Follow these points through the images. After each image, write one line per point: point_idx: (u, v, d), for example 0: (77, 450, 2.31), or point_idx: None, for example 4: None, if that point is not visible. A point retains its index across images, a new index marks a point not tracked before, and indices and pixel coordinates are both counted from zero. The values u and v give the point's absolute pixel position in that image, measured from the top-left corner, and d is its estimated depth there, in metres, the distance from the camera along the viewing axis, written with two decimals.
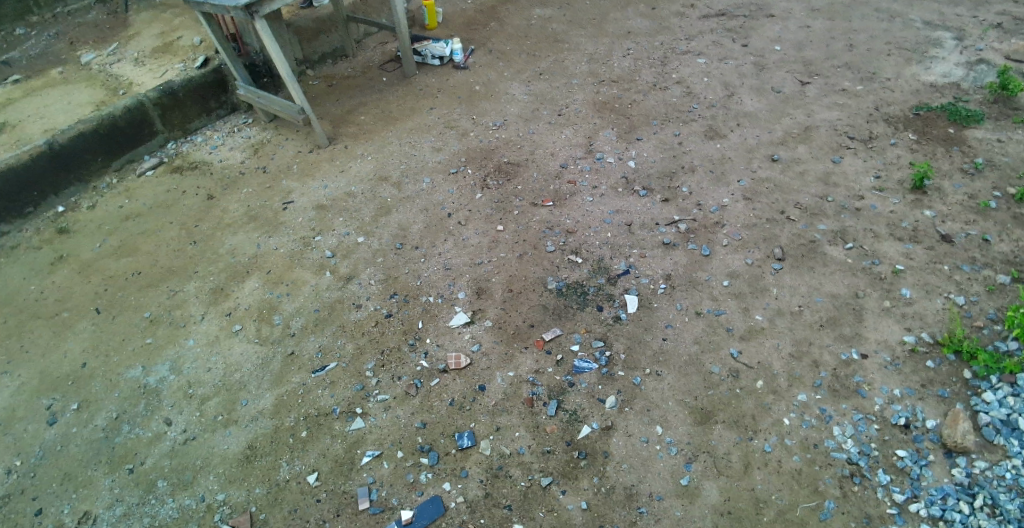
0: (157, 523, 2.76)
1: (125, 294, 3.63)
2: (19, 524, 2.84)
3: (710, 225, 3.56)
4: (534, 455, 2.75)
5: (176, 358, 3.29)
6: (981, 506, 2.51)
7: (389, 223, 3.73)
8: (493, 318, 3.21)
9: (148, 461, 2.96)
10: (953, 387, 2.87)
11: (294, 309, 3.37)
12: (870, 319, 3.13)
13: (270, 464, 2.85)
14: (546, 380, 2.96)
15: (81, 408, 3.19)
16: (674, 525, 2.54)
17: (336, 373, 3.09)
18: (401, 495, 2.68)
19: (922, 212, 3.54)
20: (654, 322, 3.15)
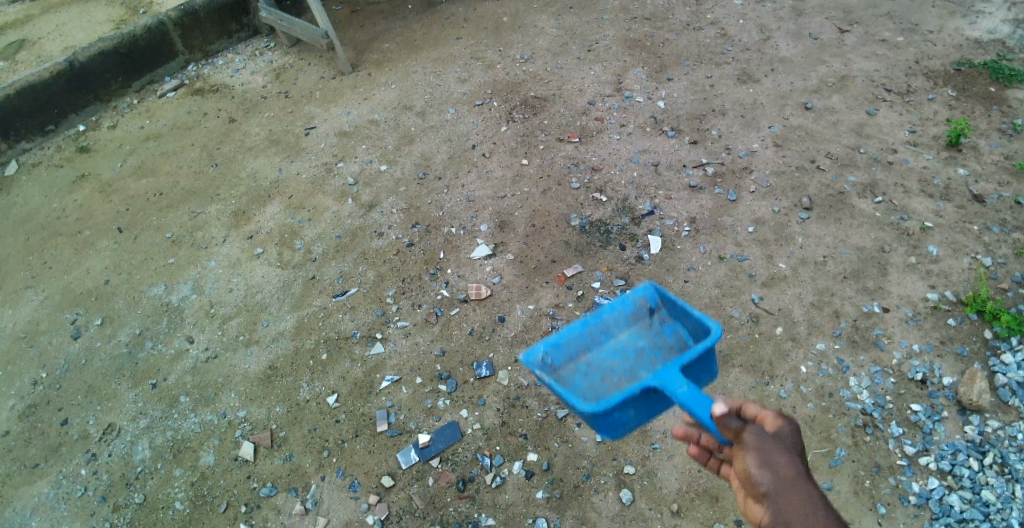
0: (180, 436, 2.84)
1: (146, 215, 3.64)
2: (47, 433, 2.93)
3: (738, 170, 3.49)
4: (551, 388, 2.77)
5: (198, 278, 3.32)
6: (990, 464, 2.52)
7: (412, 152, 3.68)
8: (515, 252, 3.19)
9: (171, 377, 3.02)
10: (972, 346, 2.85)
11: (315, 235, 3.37)
12: (895, 273, 3.09)
13: (290, 384, 2.90)
14: (566, 315, 2.96)
15: (104, 323, 3.24)
16: (686, 463, 2.57)
17: (357, 298, 3.11)
18: (419, 420, 2.74)
19: (955, 170, 3.45)
20: (677, 264, 3.13)
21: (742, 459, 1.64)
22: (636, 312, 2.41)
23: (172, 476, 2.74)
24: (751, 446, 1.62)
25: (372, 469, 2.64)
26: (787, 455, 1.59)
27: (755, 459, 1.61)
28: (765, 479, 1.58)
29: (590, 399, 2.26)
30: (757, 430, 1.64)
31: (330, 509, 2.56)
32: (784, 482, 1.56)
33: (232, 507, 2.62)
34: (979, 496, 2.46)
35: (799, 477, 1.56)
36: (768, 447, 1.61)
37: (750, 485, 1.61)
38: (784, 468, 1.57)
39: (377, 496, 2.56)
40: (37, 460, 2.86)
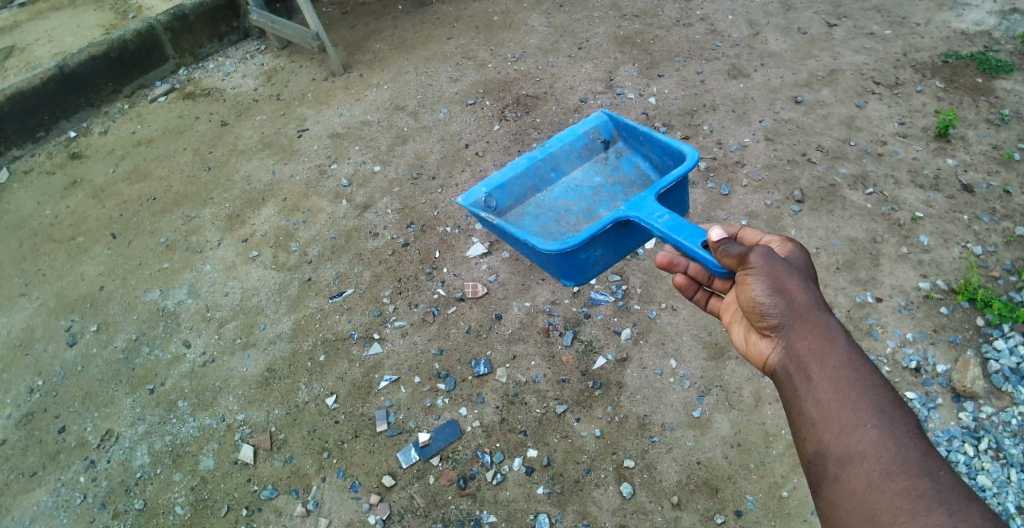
0: (179, 441, 2.84)
1: (140, 219, 3.63)
2: (45, 440, 2.93)
3: (730, 164, 3.52)
4: (549, 384, 2.79)
5: (194, 282, 3.32)
6: (985, 449, 2.58)
7: (405, 152, 3.69)
8: (510, 250, 3.21)
9: (168, 382, 3.02)
10: (965, 333, 2.89)
11: (310, 236, 3.37)
12: (887, 264, 3.12)
13: (289, 386, 2.91)
14: (562, 311, 2.99)
15: (100, 329, 3.24)
16: (685, 455, 2.59)
17: (353, 299, 3.11)
18: (418, 418, 2.75)
19: (944, 160, 3.48)
20: None
21: (747, 286, 1.79)
22: (587, 148, 2.84)
23: (172, 481, 2.74)
24: (756, 270, 1.76)
25: (372, 469, 2.65)
26: (790, 274, 1.74)
27: (760, 282, 1.76)
28: (774, 304, 1.74)
29: (544, 234, 2.67)
30: (762, 253, 1.77)
31: (331, 509, 2.57)
32: (792, 306, 1.72)
33: (233, 510, 2.63)
34: (975, 481, 2.52)
35: (804, 298, 1.72)
36: (771, 270, 1.75)
37: (759, 310, 1.77)
38: (790, 292, 1.73)
39: (378, 496, 2.57)
40: (35, 467, 2.85)
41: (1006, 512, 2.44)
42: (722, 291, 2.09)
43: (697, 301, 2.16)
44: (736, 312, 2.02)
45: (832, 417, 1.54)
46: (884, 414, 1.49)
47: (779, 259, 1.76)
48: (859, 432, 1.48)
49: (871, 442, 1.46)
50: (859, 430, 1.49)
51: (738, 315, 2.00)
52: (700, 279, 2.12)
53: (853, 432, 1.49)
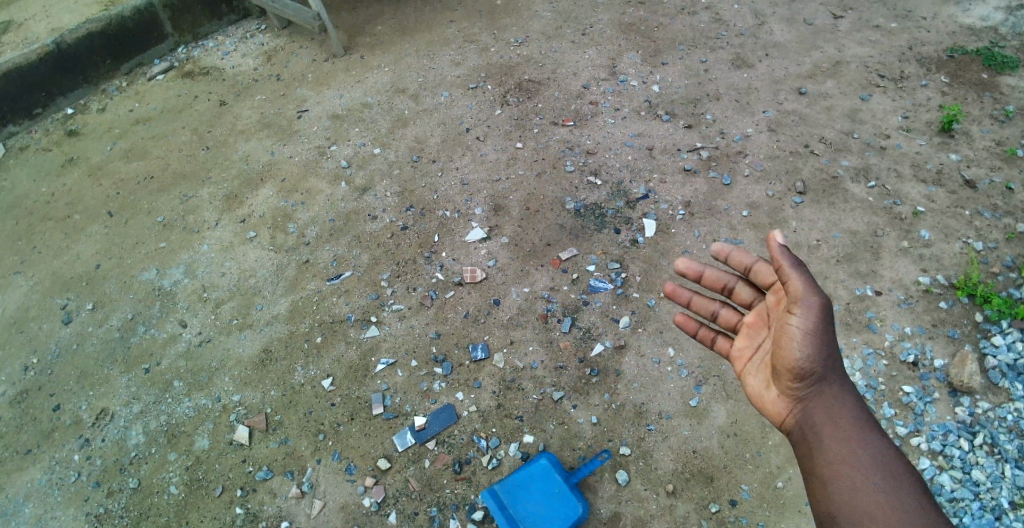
0: (175, 421, 2.85)
1: (136, 198, 3.59)
2: (39, 419, 2.92)
3: (732, 154, 3.49)
4: (547, 370, 2.79)
5: (190, 262, 3.29)
6: (980, 444, 2.62)
7: (405, 135, 3.66)
8: (510, 235, 3.19)
9: (164, 362, 3.02)
10: (963, 328, 2.91)
11: (308, 218, 3.35)
12: (887, 257, 3.11)
13: (284, 368, 2.91)
14: (561, 298, 2.97)
15: (95, 308, 3.22)
16: (681, 443, 2.61)
17: (351, 282, 3.10)
18: (414, 402, 2.75)
19: (947, 155, 3.47)
20: (671, 247, 3.11)
21: (791, 337, 1.90)
22: None
23: (166, 460, 2.76)
24: (810, 318, 1.87)
25: (368, 452, 2.67)
26: (832, 336, 1.89)
27: (806, 334, 1.89)
28: (813, 363, 1.89)
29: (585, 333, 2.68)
30: (821, 303, 1.86)
31: (326, 492, 2.61)
32: (825, 370, 1.90)
33: (227, 490, 2.66)
34: (969, 476, 2.56)
35: (836, 366, 1.91)
36: (823, 322, 1.87)
37: (795, 365, 1.90)
38: (829, 355, 1.89)
39: (373, 479, 2.61)
40: (29, 446, 2.85)
41: (999, 507, 2.48)
42: (725, 327, 2.23)
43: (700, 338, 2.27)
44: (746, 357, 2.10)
45: (849, 480, 1.79)
46: (891, 479, 1.77)
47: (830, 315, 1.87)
48: (872, 496, 1.75)
49: (881, 504, 1.73)
50: (870, 492, 1.75)
51: (749, 361, 2.09)
52: (704, 313, 2.26)
53: (866, 494, 1.76)
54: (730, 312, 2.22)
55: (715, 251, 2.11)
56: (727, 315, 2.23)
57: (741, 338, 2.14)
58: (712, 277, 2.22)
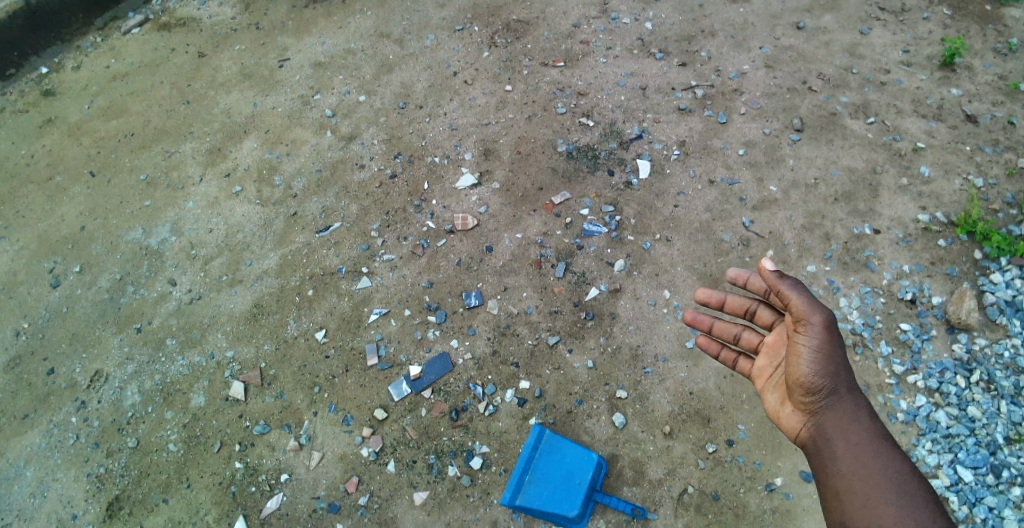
0: (169, 379, 2.84)
1: (117, 156, 3.49)
2: (33, 383, 2.89)
3: (728, 92, 3.39)
4: (542, 315, 2.78)
5: (176, 219, 3.23)
6: (977, 381, 2.62)
7: (391, 81, 3.55)
8: (501, 181, 3.12)
9: (155, 321, 2.98)
10: (962, 266, 2.89)
11: (295, 169, 3.27)
12: (886, 195, 3.06)
13: (277, 322, 2.88)
14: (554, 243, 2.93)
15: (83, 270, 3.16)
16: (678, 385, 2.65)
17: (340, 233, 3.04)
18: (409, 352, 2.75)
19: (948, 91, 3.38)
20: (666, 189, 3.06)
21: (799, 355, 1.98)
22: None
23: (164, 419, 2.76)
24: (815, 336, 1.95)
25: (365, 403, 2.70)
26: (840, 353, 1.94)
27: (814, 352, 1.95)
28: (823, 379, 1.94)
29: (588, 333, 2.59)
30: (824, 320, 1.94)
31: (325, 443, 2.66)
32: (836, 386, 1.94)
33: (226, 446, 2.68)
34: (965, 413, 2.57)
35: (848, 382, 1.95)
36: (828, 340, 1.94)
37: (805, 381, 1.97)
38: (838, 371, 1.94)
39: (371, 429, 2.65)
40: (26, 411, 2.84)
41: (994, 442, 2.50)
42: (748, 349, 2.29)
43: (724, 360, 2.33)
44: (767, 377, 2.17)
45: (860, 491, 1.82)
46: (903, 491, 1.78)
47: (837, 333, 1.95)
48: (882, 507, 1.76)
49: (891, 515, 1.75)
50: (881, 503, 1.77)
51: (769, 380, 2.16)
52: (726, 335, 2.32)
53: (878, 504, 1.77)
54: (752, 333, 2.28)
55: (732, 278, 2.17)
56: (750, 336, 2.28)
57: (761, 358, 2.20)
58: (733, 302, 2.28)
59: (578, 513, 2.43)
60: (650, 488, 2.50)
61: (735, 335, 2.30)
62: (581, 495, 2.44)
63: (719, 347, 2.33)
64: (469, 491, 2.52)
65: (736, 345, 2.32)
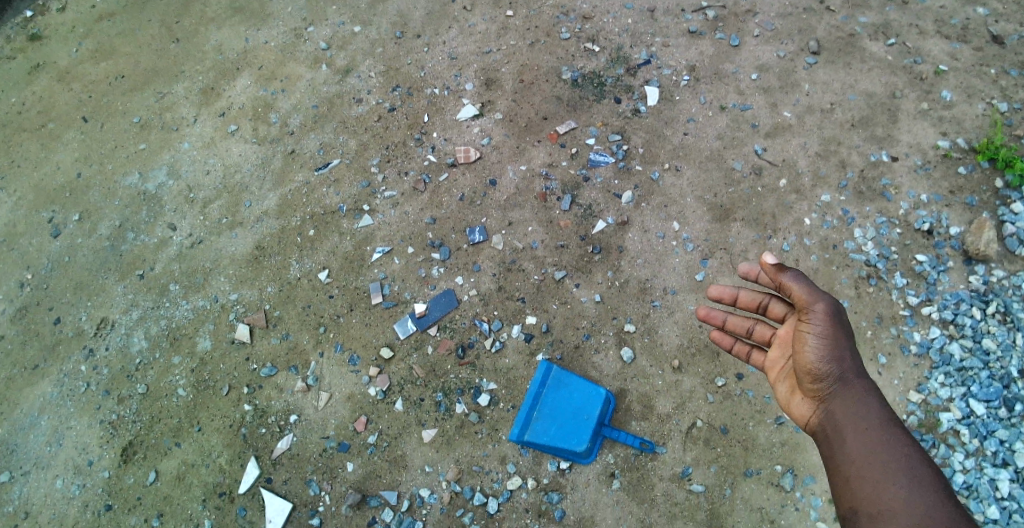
0: (175, 324, 2.81)
1: (110, 100, 3.38)
2: (41, 333, 2.88)
3: (742, 13, 3.20)
4: (548, 250, 2.73)
5: (173, 162, 3.15)
6: (993, 313, 2.57)
7: (387, 10, 3.39)
8: (503, 111, 3.01)
9: (157, 267, 2.94)
10: (982, 195, 2.78)
11: (290, 106, 3.17)
12: (905, 121, 2.93)
13: (279, 264, 2.84)
14: (560, 175, 2.86)
15: (82, 219, 3.11)
16: (687, 319, 2.61)
17: (340, 170, 2.97)
18: (414, 290, 2.72)
19: (974, 10, 3.20)
20: (675, 116, 2.95)
21: (805, 341, 1.92)
22: None
23: (171, 364, 2.74)
24: (819, 322, 1.90)
25: (370, 342, 2.67)
26: (847, 339, 1.88)
27: (820, 336, 1.89)
28: (829, 364, 1.87)
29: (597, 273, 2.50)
30: (827, 307, 1.89)
31: (332, 384, 2.64)
32: (844, 371, 1.85)
33: (235, 389, 2.68)
34: (979, 345, 2.53)
35: (856, 368, 1.86)
36: (833, 324, 1.88)
37: (812, 367, 1.89)
38: (845, 356, 1.86)
39: (377, 369, 2.62)
40: (36, 360, 2.84)
41: (1008, 375, 2.47)
42: (761, 343, 2.20)
43: (737, 354, 2.24)
44: (779, 368, 2.08)
45: (869, 477, 1.71)
46: (914, 476, 1.67)
47: (842, 318, 1.89)
48: (892, 491, 1.66)
49: (902, 500, 1.64)
50: (891, 489, 1.67)
51: (780, 372, 2.07)
52: (738, 329, 2.23)
53: (887, 489, 1.67)
54: (764, 327, 2.18)
55: (742, 272, 2.17)
56: (762, 330, 2.18)
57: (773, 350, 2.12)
58: (745, 298, 2.19)
59: (587, 448, 2.43)
60: (659, 422, 2.49)
61: (747, 328, 2.22)
62: (589, 430, 2.44)
63: (732, 340, 2.25)
64: (478, 427, 2.52)
65: (749, 340, 2.24)
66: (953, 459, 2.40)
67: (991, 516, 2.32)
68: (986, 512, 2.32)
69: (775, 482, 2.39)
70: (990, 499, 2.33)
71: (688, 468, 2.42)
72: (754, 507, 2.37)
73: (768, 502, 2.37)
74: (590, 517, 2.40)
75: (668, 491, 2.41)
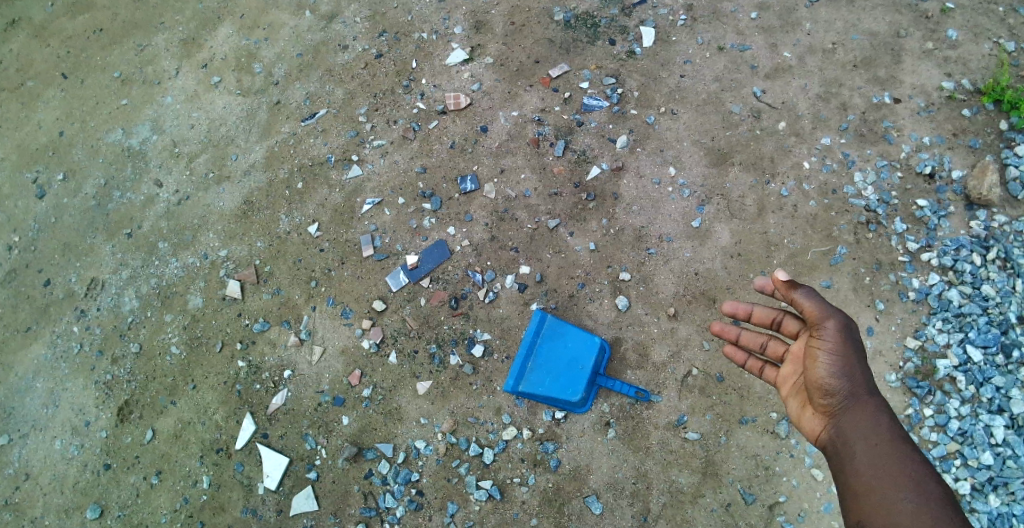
0: (166, 283, 2.77)
1: (89, 55, 3.27)
2: (32, 296, 2.84)
3: None
4: (541, 198, 2.68)
5: (156, 118, 3.07)
6: (993, 259, 2.53)
7: None
8: (494, 55, 2.92)
9: (145, 225, 2.88)
10: (986, 138, 2.71)
11: (274, 55, 3.07)
12: (909, 61, 2.84)
13: (268, 218, 2.78)
14: (552, 120, 2.79)
15: (67, 178, 3.03)
16: (683, 266, 2.57)
17: (327, 120, 2.89)
18: (405, 241, 2.68)
19: None
20: (672, 58, 2.86)
21: (816, 357, 1.85)
22: None
23: (164, 322, 2.71)
24: (830, 339, 1.83)
25: (362, 295, 2.63)
26: (858, 356, 1.81)
27: (831, 354, 1.83)
28: (841, 379, 1.81)
29: None
30: (839, 325, 1.83)
31: (325, 338, 2.61)
32: (855, 387, 1.80)
33: (228, 345, 2.65)
34: (978, 291, 2.49)
35: (868, 384, 1.81)
36: (844, 342, 1.82)
37: (823, 382, 1.83)
38: (857, 373, 1.80)
39: (370, 322, 2.59)
40: (28, 323, 2.81)
41: (1006, 321, 2.44)
42: (775, 358, 2.08)
43: (750, 370, 2.13)
44: (791, 385, 1.99)
45: (877, 490, 1.67)
46: (923, 490, 1.63)
47: (854, 336, 1.83)
48: (900, 506, 1.62)
49: (910, 514, 1.60)
50: (900, 503, 1.62)
51: (791, 388, 1.98)
52: (752, 345, 2.11)
53: (895, 501, 1.63)
54: (779, 342, 2.07)
55: (759, 286, 2.00)
56: (776, 346, 2.07)
57: (785, 366, 2.02)
58: (760, 313, 2.06)
59: (582, 396, 2.42)
60: (654, 371, 2.47)
61: (760, 344, 2.10)
62: (584, 380, 2.42)
63: (745, 356, 2.11)
64: (472, 379, 2.50)
65: (763, 355, 2.12)
66: (948, 405, 2.38)
67: (985, 462, 2.31)
68: (980, 458, 2.32)
69: (771, 430, 2.38)
70: (984, 445, 2.33)
71: (684, 416, 2.41)
72: (749, 454, 2.37)
73: (763, 449, 2.37)
74: (585, 466, 2.40)
75: (663, 439, 2.40)
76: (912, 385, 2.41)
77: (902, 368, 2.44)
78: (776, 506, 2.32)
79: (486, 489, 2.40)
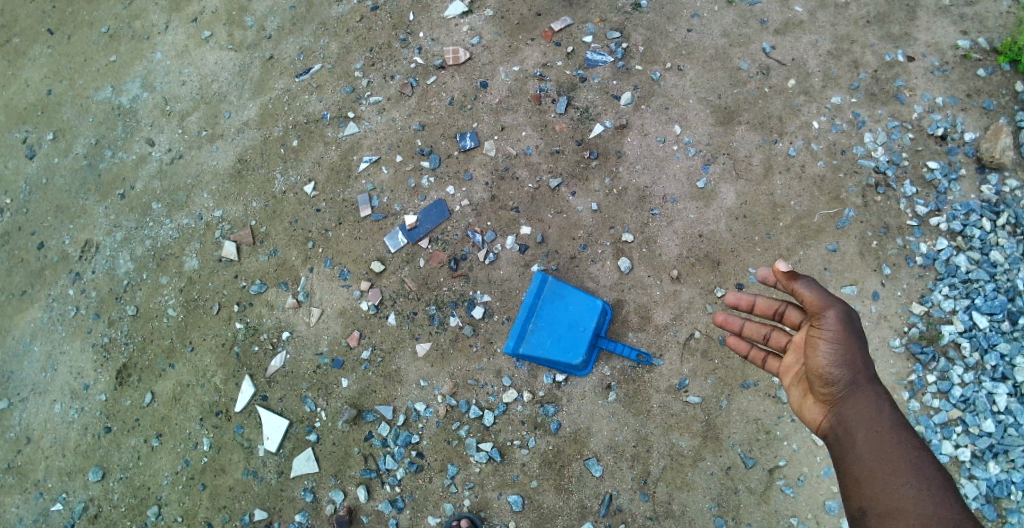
0: (160, 244, 2.72)
1: (75, 8, 3.15)
2: (26, 259, 2.80)
3: None
4: (542, 157, 2.61)
5: (147, 74, 2.98)
6: (1003, 225, 2.47)
7: None
8: (494, 8, 2.81)
9: (138, 185, 2.82)
10: (1000, 100, 2.62)
11: (266, 8, 2.97)
12: (924, 17, 2.73)
13: (263, 177, 2.72)
14: (554, 76, 2.70)
15: (57, 138, 2.96)
16: (687, 228, 2.52)
17: (322, 76, 2.81)
18: (403, 201, 2.62)
19: None
20: (679, 11, 2.76)
21: (817, 347, 1.81)
22: None
23: (159, 285, 2.67)
24: (832, 329, 1.78)
25: (360, 256, 2.59)
26: (860, 346, 1.77)
27: (832, 344, 1.78)
28: (841, 369, 1.76)
29: None
30: (840, 314, 1.78)
31: (322, 300, 2.57)
32: (856, 376, 1.75)
33: (225, 307, 2.61)
34: (987, 257, 2.44)
35: (869, 372, 1.77)
36: (845, 332, 1.77)
37: (824, 371, 1.79)
38: (858, 362, 1.76)
39: (368, 283, 2.55)
40: (23, 287, 2.77)
41: (1014, 289, 2.40)
42: (777, 348, 2.02)
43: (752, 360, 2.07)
44: (793, 375, 1.94)
45: (879, 477, 1.65)
46: (923, 476, 1.62)
47: (856, 325, 1.78)
48: (901, 492, 1.61)
49: (911, 500, 1.60)
50: (901, 488, 1.62)
51: (793, 378, 1.93)
52: (753, 335, 2.05)
53: (897, 488, 1.62)
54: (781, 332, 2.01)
55: (760, 276, 1.94)
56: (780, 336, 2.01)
57: (787, 357, 1.96)
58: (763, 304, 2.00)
59: (584, 359, 2.39)
60: (656, 334, 2.44)
61: (763, 334, 2.04)
62: (586, 342, 2.39)
63: (747, 346, 2.05)
64: (472, 341, 2.47)
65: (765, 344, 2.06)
66: (952, 371, 2.35)
67: (986, 429, 2.30)
68: (982, 425, 2.30)
69: (773, 394, 2.35)
70: (986, 413, 2.31)
71: (686, 380, 2.38)
72: (750, 418, 2.35)
73: (764, 413, 2.34)
74: (585, 429, 2.38)
75: (664, 403, 2.38)
76: (916, 351, 2.38)
77: (907, 333, 2.40)
78: (776, 470, 2.31)
79: (486, 451, 2.39)
